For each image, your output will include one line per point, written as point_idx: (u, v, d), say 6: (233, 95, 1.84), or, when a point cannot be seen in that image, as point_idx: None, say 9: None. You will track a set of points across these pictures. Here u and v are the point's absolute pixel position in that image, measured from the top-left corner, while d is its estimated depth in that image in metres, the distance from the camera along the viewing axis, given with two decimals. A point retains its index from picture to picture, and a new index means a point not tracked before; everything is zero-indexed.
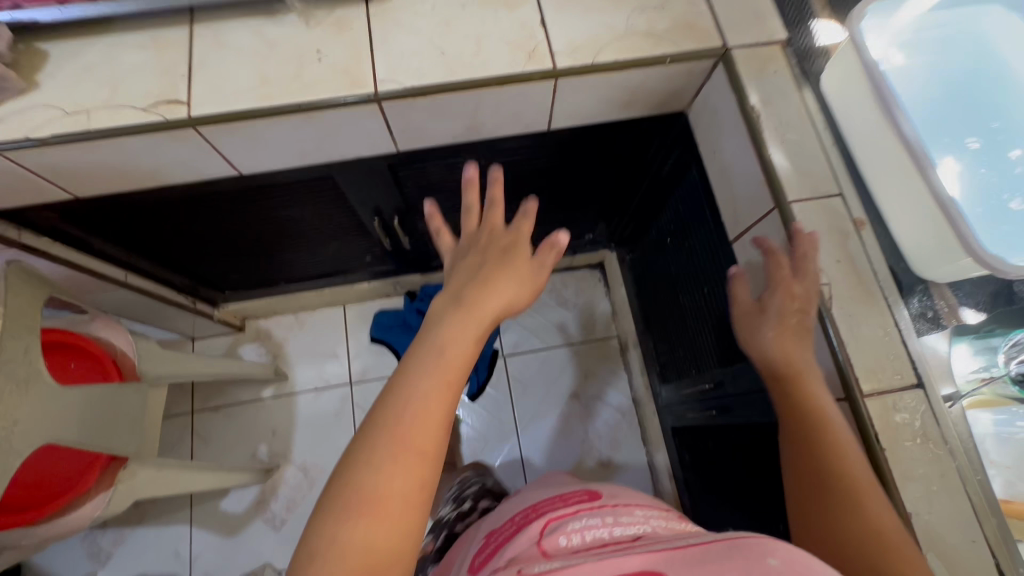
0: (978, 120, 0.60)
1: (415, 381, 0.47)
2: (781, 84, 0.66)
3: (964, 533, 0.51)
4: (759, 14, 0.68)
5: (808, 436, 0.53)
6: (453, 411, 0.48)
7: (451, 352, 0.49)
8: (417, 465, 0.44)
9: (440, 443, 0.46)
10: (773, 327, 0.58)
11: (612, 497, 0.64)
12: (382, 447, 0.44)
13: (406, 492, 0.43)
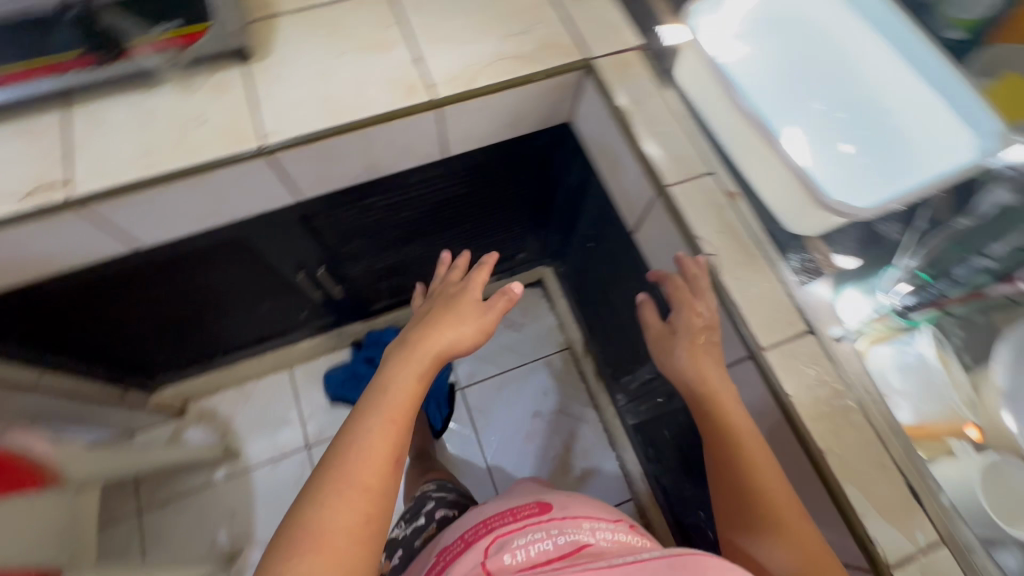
0: (807, 87, 0.69)
1: (360, 422, 0.50)
2: (645, 83, 0.72)
3: (875, 456, 0.54)
4: (610, 26, 0.75)
5: (739, 453, 0.55)
6: (400, 445, 0.50)
7: (398, 391, 0.52)
8: (360, 501, 0.45)
9: (385, 479, 0.47)
10: (688, 351, 0.61)
11: (563, 508, 0.61)
12: (327, 485, 0.46)
13: (349, 528, 0.44)
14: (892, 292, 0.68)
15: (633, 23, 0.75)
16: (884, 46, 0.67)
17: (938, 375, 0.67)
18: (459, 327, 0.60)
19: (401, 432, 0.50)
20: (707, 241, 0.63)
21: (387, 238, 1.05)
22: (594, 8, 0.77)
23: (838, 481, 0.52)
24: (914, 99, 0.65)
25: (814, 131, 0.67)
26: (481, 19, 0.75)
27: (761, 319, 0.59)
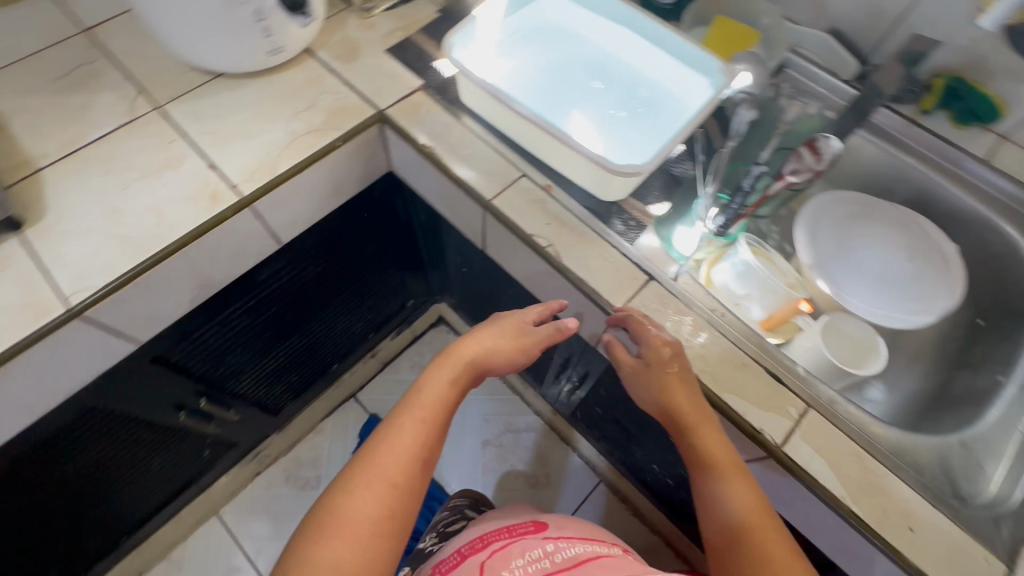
0: (577, 73, 0.76)
1: (394, 424, 0.59)
2: (439, 116, 0.77)
3: (737, 360, 0.62)
4: (388, 77, 0.79)
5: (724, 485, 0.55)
6: (422, 449, 0.57)
7: (425, 400, 0.60)
8: (383, 494, 0.53)
9: (407, 479, 0.55)
10: (660, 382, 0.59)
11: (558, 528, 0.64)
12: (361, 473, 0.54)
13: (374, 518, 0.52)
14: (709, 216, 0.74)
15: (406, 69, 0.80)
16: (623, 28, 0.78)
17: (776, 267, 0.77)
18: (498, 346, 0.65)
19: (425, 438, 0.58)
20: (541, 236, 0.68)
21: (263, 342, 1.00)
22: (367, 65, 0.81)
23: (718, 394, 0.59)
24: (659, 64, 0.76)
25: (595, 107, 0.73)
26: (261, 108, 0.76)
27: (608, 286, 0.66)
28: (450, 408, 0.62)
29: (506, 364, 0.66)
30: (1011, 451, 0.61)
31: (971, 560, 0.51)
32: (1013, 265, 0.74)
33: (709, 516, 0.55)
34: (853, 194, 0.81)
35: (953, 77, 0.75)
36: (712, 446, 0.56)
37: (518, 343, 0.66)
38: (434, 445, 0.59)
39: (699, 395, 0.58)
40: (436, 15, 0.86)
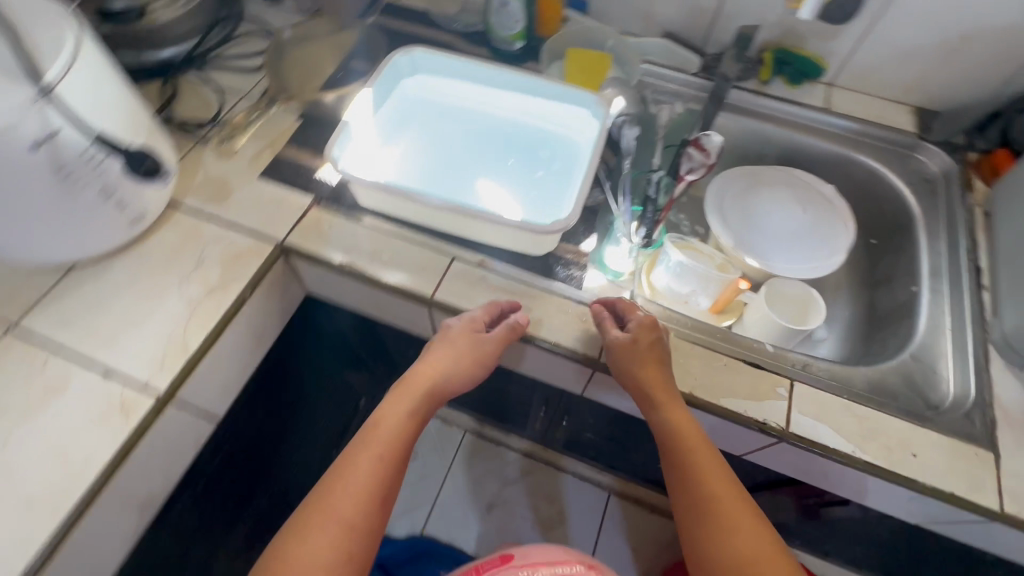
0: (467, 146, 0.76)
1: (348, 461, 0.55)
2: (344, 227, 0.72)
3: (717, 361, 0.64)
4: (275, 206, 0.74)
5: (690, 462, 0.56)
6: (379, 485, 0.54)
7: (381, 432, 0.57)
8: (339, 535, 0.51)
9: (365, 518, 0.52)
10: (641, 364, 0.60)
11: (523, 556, 0.78)
12: (316, 516, 0.51)
13: (326, 564, 0.49)
14: (631, 231, 0.76)
15: (290, 191, 0.75)
16: (493, 88, 0.79)
17: (705, 256, 0.79)
18: (453, 362, 0.62)
19: (384, 472, 0.55)
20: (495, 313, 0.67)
21: (225, 521, 0.87)
22: (245, 199, 0.74)
23: (716, 401, 0.62)
24: (538, 113, 0.79)
25: (499, 174, 0.74)
26: (141, 286, 0.66)
27: (577, 337, 0.66)
28: (408, 433, 0.58)
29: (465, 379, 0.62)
30: (949, 350, 0.67)
31: (967, 460, 0.58)
32: (880, 188, 0.85)
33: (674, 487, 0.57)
34: (737, 169, 0.88)
35: (776, 49, 0.86)
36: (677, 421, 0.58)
37: (473, 352, 0.62)
38: (393, 475, 0.56)
39: (665, 370, 0.60)
40: (298, 123, 0.81)
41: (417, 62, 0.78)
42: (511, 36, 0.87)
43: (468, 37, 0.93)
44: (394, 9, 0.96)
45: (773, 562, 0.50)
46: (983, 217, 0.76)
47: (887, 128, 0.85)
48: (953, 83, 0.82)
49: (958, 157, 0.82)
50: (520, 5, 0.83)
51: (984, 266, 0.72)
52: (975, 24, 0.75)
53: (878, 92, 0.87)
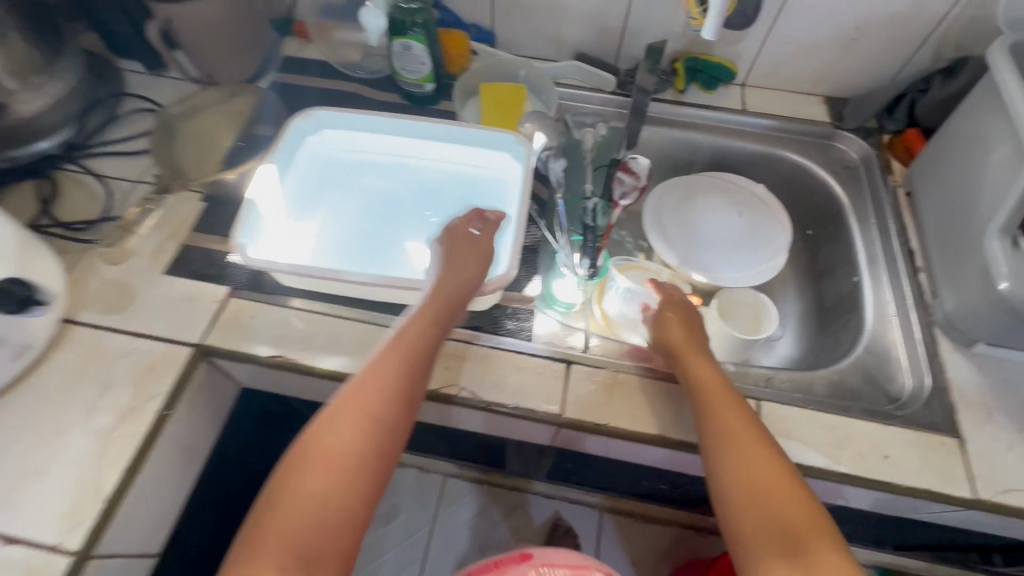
0: (390, 206, 0.73)
1: (379, 359, 0.52)
2: (269, 314, 0.66)
3: (681, 394, 0.62)
4: (187, 302, 0.67)
5: (707, 403, 0.55)
6: (410, 381, 0.51)
7: (410, 330, 0.53)
8: (366, 423, 0.48)
9: (392, 415, 0.49)
10: (669, 321, 0.64)
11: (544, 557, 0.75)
12: (347, 405, 0.48)
13: (358, 452, 0.46)
14: (575, 264, 0.72)
15: (202, 283, 0.68)
16: (407, 136, 0.74)
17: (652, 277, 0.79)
18: (468, 265, 0.59)
19: (414, 372, 0.52)
20: (446, 383, 0.62)
21: None
22: (151, 300, 0.67)
23: (687, 437, 0.59)
24: (461, 156, 0.75)
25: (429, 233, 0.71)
26: (40, 423, 0.58)
27: (536, 394, 0.62)
28: (431, 332, 0.54)
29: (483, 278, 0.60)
30: (899, 338, 0.68)
31: (936, 451, 0.58)
32: (806, 179, 0.86)
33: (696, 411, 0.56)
34: (669, 182, 0.87)
35: (687, 58, 0.86)
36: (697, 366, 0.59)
37: (483, 256, 0.61)
38: (420, 373, 0.52)
39: (693, 333, 0.63)
40: (202, 206, 0.74)
41: (320, 122, 0.73)
42: (420, 79, 0.83)
43: (377, 85, 0.89)
44: (293, 66, 0.90)
45: (791, 494, 0.47)
46: (906, 197, 0.78)
47: (803, 121, 0.86)
48: (857, 71, 0.84)
49: (873, 140, 0.83)
50: (424, 48, 0.79)
51: (915, 246, 0.73)
52: (868, 14, 0.77)
53: (789, 87, 0.89)
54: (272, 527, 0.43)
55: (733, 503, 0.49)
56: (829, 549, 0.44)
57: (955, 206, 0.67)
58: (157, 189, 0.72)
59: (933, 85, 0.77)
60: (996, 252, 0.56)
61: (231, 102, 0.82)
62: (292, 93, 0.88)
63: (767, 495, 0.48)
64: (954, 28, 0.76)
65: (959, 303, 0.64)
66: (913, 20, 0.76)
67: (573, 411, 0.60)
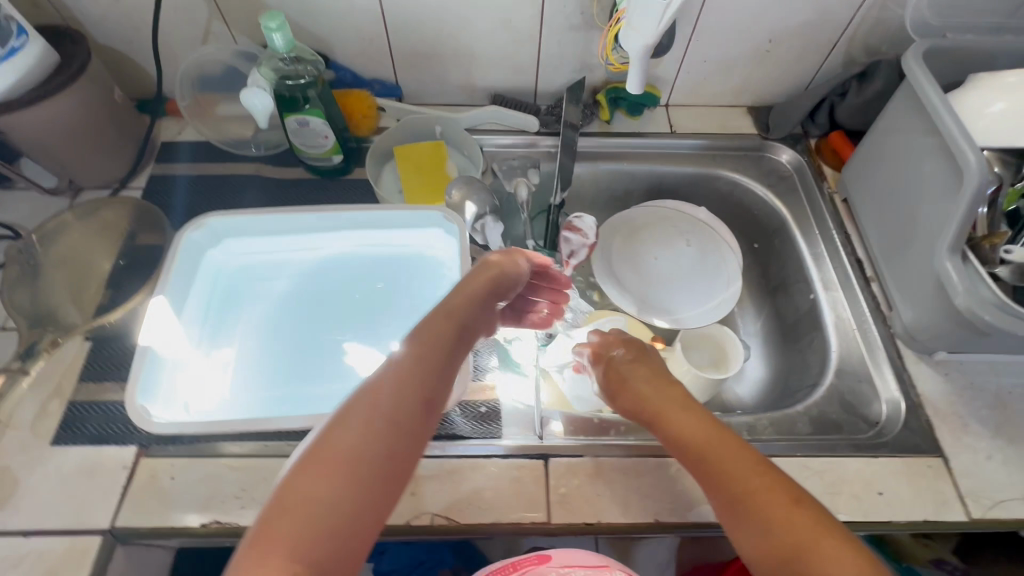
0: (321, 314, 0.67)
1: (403, 355, 0.41)
2: (192, 470, 0.56)
3: (669, 469, 0.58)
4: (86, 475, 0.55)
5: (700, 458, 0.45)
6: (432, 380, 0.40)
7: (429, 327, 0.43)
8: (384, 423, 0.36)
9: (417, 414, 0.38)
10: (634, 371, 0.57)
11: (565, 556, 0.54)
12: (362, 400, 0.37)
13: (361, 455, 0.34)
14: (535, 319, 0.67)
15: (102, 447, 0.57)
16: (322, 232, 0.67)
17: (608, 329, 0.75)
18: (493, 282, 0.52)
19: (445, 366, 0.42)
20: (416, 513, 0.54)
21: None
22: (40, 482, 0.55)
23: (686, 519, 0.55)
24: (389, 245, 0.69)
25: (371, 341, 0.65)
26: None
27: (518, 503, 0.55)
28: (459, 322, 0.45)
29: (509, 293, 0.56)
30: (865, 355, 0.67)
31: (925, 476, 0.57)
32: (743, 194, 0.84)
33: (697, 475, 0.46)
34: (611, 220, 0.83)
35: (608, 89, 0.82)
36: (681, 422, 0.49)
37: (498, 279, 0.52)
38: (449, 371, 0.42)
39: (660, 379, 0.55)
40: (89, 347, 0.62)
41: (216, 231, 0.64)
42: (325, 152, 0.74)
43: (278, 162, 0.79)
44: (173, 153, 0.78)
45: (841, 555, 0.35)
46: (842, 205, 0.78)
47: (731, 136, 0.84)
48: (775, 79, 0.83)
49: (801, 148, 0.83)
50: (323, 121, 0.69)
51: (862, 256, 0.74)
52: (777, 27, 0.75)
53: (713, 101, 0.87)
54: (260, 552, 0.30)
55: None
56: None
57: (896, 216, 0.67)
58: (23, 350, 0.60)
59: (850, 90, 0.77)
60: (949, 272, 0.55)
61: (98, 217, 0.70)
62: (177, 185, 0.76)
63: (809, 556, 0.36)
64: (860, 31, 0.75)
65: (915, 315, 0.64)
66: (820, 27, 0.74)
67: (561, 515, 0.55)
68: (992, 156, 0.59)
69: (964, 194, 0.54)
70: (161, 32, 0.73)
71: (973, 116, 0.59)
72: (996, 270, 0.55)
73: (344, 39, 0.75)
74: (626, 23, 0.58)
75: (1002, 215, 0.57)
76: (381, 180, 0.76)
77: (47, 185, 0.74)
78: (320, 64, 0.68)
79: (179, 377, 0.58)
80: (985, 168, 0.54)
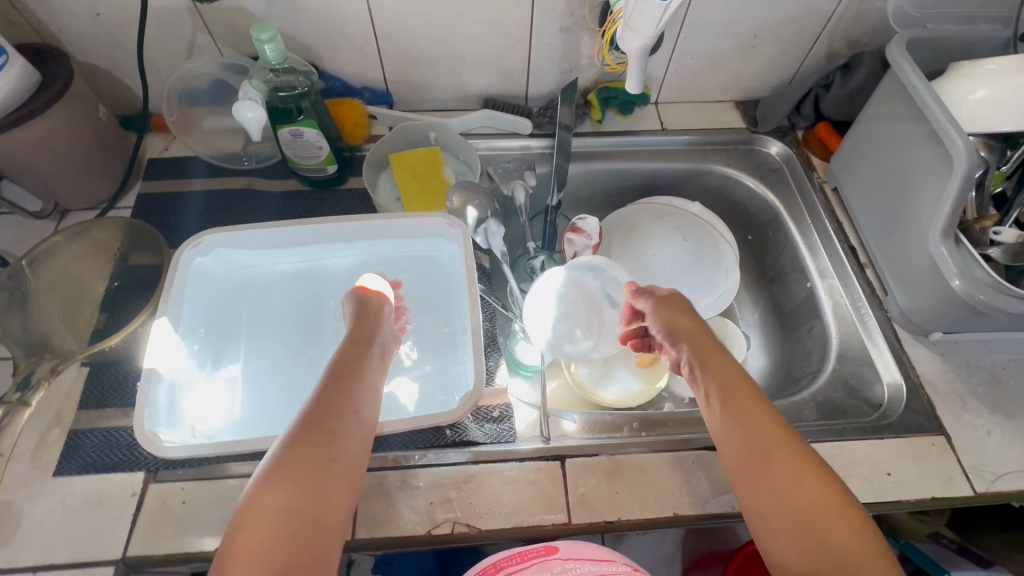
0: (328, 325, 0.67)
1: (328, 378, 0.45)
2: (203, 493, 0.54)
3: (685, 462, 0.58)
4: (93, 505, 0.54)
5: (731, 407, 0.46)
6: (358, 396, 0.44)
7: (347, 353, 0.48)
8: (320, 438, 0.40)
9: (347, 427, 0.42)
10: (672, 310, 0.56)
11: (572, 546, 0.50)
12: (305, 421, 0.41)
13: (316, 462, 0.39)
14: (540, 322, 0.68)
15: (107, 477, 0.55)
16: (323, 244, 0.66)
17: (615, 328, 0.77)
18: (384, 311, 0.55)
19: (363, 382, 0.46)
20: (437, 523, 0.54)
21: None
22: (45, 515, 0.53)
23: (704, 511, 0.56)
24: (391, 253, 0.69)
25: None
26: None
27: (538, 505, 0.55)
28: (370, 346, 0.50)
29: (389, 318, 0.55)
30: (865, 339, 0.69)
31: (929, 454, 0.59)
32: (735, 187, 0.85)
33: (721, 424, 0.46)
34: (607, 219, 0.84)
35: (599, 88, 0.82)
36: (715, 371, 0.49)
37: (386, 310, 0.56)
38: (368, 388, 0.46)
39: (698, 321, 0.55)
40: (87, 372, 0.61)
41: (214, 247, 0.62)
42: (320, 163, 0.73)
43: (270, 174, 0.78)
44: (161, 170, 0.77)
45: (854, 520, 0.39)
46: (832, 193, 0.81)
47: (720, 131, 0.86)
48: (761, 74, 0.84)
49: (789, 140, 0.85)
50: (317, 133, 0.68)
51: (855, 242, 0.76)
52: (762, 22, 0.76)
53: (700, 98, 0.88)
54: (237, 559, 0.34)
55: (784, 537, 0.40)
56: (876, 546, 0.37)
57: (886, 203, 0.69)
58: (18, 383, 0.58)
59: (834, 82, 0.79)
60: (944, 255, 0.57)
61: (88, 237, 0.67)
62: (168, 202, 0.74)
63: (819, 521, 0.39)
64: (842, 24, 0.76)
65: (910, 299, 0.66)
66: (804, 21, 0.76)
67: (581, 515, 0.55)
68: (978, 141, 0.62)
69: (954, 178, 0.56)
70: (145, 48, 0.72)
71: (957, 103, 0.61)
72: (989, 251, 0.57)
73: (333, 48, 0.74)
74: (625, 24, 0.58)
75: (990, 196, 0.59)
76: (380, 188, 0.76)
77: (32, 208, 0.72)
78: (313, 74, 0.68)
79: (187, 398, 0.56)
80: (974, 153, 0.55)
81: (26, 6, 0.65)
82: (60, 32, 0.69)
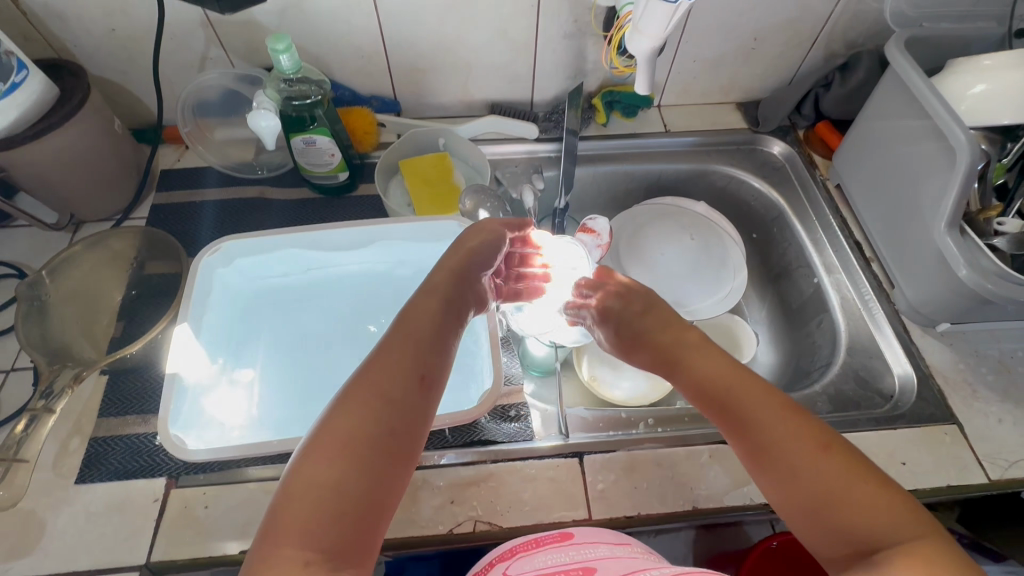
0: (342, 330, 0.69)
1: (387, 341, 0.43)
2: (225, 497, 0.55)
3: (700, 457, 0.59)
4: (116, 510, 0.54)
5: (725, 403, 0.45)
6: (420, 356, 0.42)
7: (410, 315, 0.46)
8: (381, 399, 0.38)
9: (411, 390, 0.40)
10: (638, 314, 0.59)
11: (588, 532, 0.51)
12: (363, 379, 0.39)
13: (370, 427, 0.37)
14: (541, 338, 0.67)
15: (127, 483, 0.55)
16: (336, 249, 0.67)
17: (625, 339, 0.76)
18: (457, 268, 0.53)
19: (434, 342, 0.44)
20: (458, 521, 0.54)
21: None
22: (69, 520, 0.54)
23: (722, 503, 0.56)
24: (403, 257, 0.70)
25: None
26: None
27: (558, 502, 0.56)
28: (445, 307, 0.49)
29: (462, 275, 0.53)
30: (873, 331, 0.70)
31: (943, 443, 0.60)
32: (737, 188, 0.87)
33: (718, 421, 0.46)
34: (613, 221, 0.85)
35: (604, 92, 0.84)
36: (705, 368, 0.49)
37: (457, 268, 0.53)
38: (436, 347, 0.44)
39: (668, 323, 0.57)
40: (106, 381, 0.61)
41: (230, 254, 0.63)
42: (331, 170, 0.74)
43: (280, 183, 0.79)
44: (173, 182, 0.78)
45: (878, 497, 0.36)
46: (835, 190, 0.82)
47: (722, 132, 0.87)
48: (760, 75, 0.86)
49: (791, 140, 0.87)
50: (329, 140, 0.69)
51: (860, 238, 0.77)
52: (762, 25, 0.77)
53: (702, 100, 0.90)
54: (286, 523, 0.32)
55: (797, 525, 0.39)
56: (904, 522, 0.35)
57: (890, 198, 0.70)
58: (42, 391, 0.57)
59: (834, 82, 0.81)
60: (950, 246, 0.58)
61: (105, 246, 0.68)
62: (180, 212, 0.75)
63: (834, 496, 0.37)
64: (840, 25, 0.78)
65: (917, 291, 0.67)
66: (803, 22, 0.77)
67: (601, 510, 0.56)
68: (978, 135, 0.63)
69: (957, 172, 0.57)
70: (159, 61, 0.73)
71: (957, 98, 0.63)
72: (994, 242, 0.59)
73: (342, 57, 0.76)
74: (632, 27, 0.60)
75: (992, 187, 0.61)
76: (391, 193, 0.77)
77: (47, 220, 0.73)
78: (326, 83, 0.69)
79: (207, 404, 0.57)
80: (976, 145, 0.57)
81: (42, 22, 0.67)
82: (74, 47, 0.70)
